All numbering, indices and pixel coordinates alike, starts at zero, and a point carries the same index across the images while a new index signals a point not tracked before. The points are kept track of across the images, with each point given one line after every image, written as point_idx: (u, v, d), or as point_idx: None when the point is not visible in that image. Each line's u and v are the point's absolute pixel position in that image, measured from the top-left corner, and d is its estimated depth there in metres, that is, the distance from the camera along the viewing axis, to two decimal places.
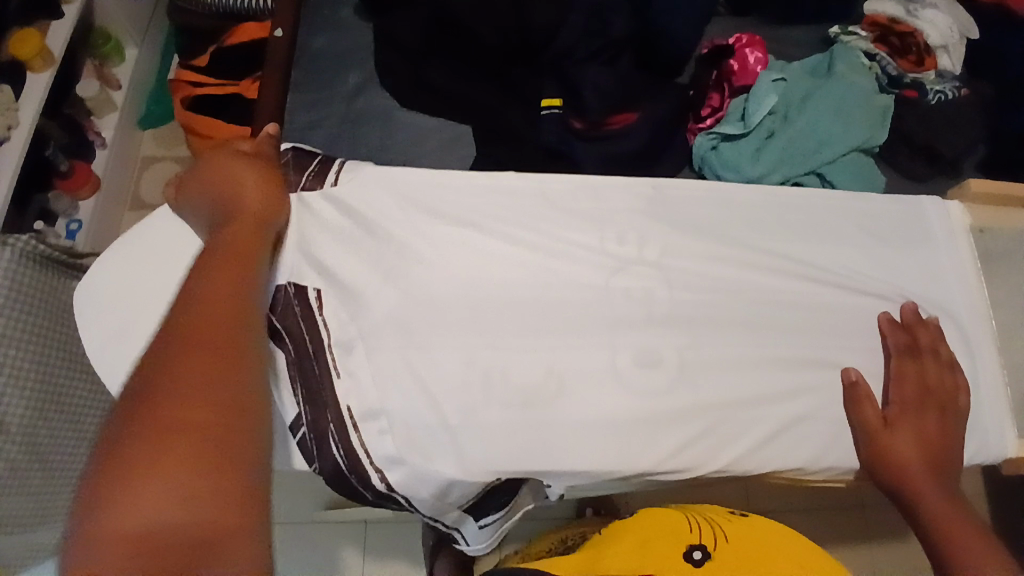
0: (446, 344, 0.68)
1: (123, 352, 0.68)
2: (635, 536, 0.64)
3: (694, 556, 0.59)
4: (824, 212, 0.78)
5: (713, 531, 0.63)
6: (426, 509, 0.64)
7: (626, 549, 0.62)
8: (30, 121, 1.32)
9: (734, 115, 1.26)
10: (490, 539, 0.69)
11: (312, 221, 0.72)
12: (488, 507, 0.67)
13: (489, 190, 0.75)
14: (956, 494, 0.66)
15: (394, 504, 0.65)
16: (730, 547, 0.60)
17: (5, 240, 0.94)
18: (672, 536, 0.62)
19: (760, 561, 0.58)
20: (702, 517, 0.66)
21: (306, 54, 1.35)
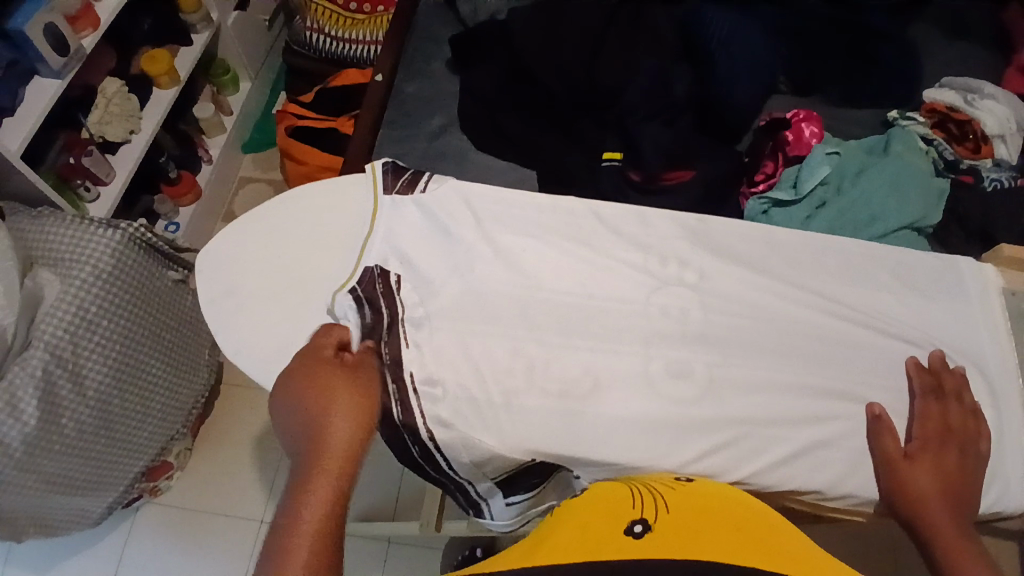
0: (498, 333, 0.74)
1: (224, 310, 0.76)
2: (583, 509, 0.59)
3: (634, 528, 0.54)
4: (864, 260, 0.83)
5: (655, 503, 0.59)
6: (463, 472, 0.69)
7: (570, 520, 0.58)
8: (148, 129, 1.53)
9: (787, 181, 1.32)
10: (513, 517, 0.74)
11: (400, 215, 0.80)
12: (518, 486, 0.71)
13: (550, 208, 0.83)
14: (972, 530, 0.64)
15: (436, 469, 0.69)
16: (670, 518, 0.55)
17: (118, 225, 1.22)
18: (612, 512, 0.58)
19: (702, 530, 0.53)
20: (649, 487, 0.64)
21: (397, 97, 1.52)
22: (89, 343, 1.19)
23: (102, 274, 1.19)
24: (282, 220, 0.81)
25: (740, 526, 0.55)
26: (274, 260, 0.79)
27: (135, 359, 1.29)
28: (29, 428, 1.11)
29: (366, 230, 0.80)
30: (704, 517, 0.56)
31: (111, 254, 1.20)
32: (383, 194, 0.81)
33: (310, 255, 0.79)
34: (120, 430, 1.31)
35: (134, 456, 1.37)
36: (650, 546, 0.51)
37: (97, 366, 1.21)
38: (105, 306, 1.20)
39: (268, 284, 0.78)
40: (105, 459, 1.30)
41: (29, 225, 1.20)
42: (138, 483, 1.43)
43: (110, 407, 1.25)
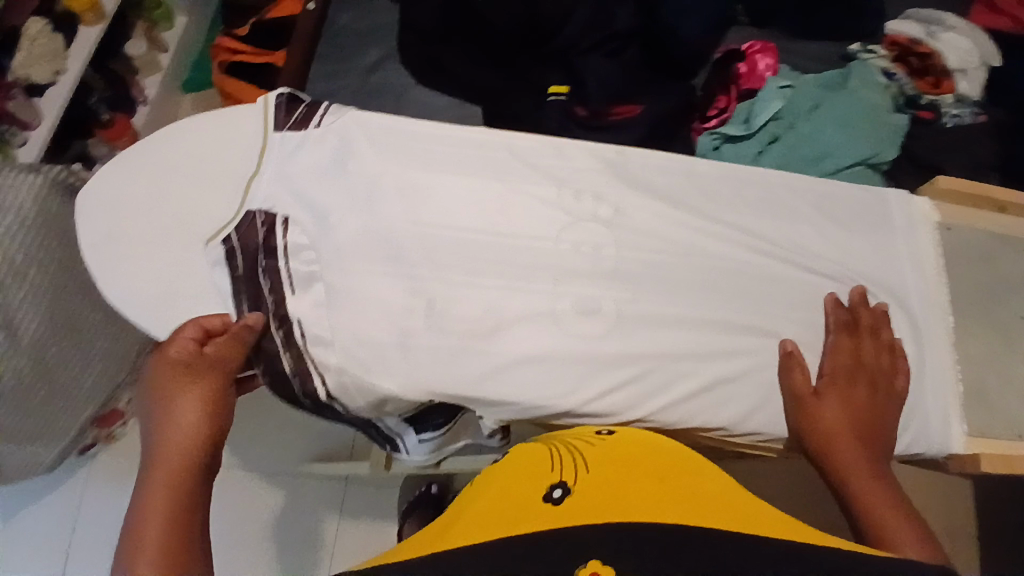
0: (395, 274, 0.70)
1: (106, 254, 0.72)
2: (507, 478, 0.61)
3: (553, 495, 0.53)
4: (788, 193, 0.80)
5: (574, 462, 0.59)
6: (363, 413, 0.68)
7: (498, 490, 0.59)
8: (77, 68, 1.43)
9: (739, 116, 1.28)
10: (429, 450, 0.77)
11: (292, 154, 0.74)
12: (427, 424, 0.73)
13: (461, 142, 0.76)
14: (881, 463, 0.64)
15: (334, 412, 0.70)
16: (589, 478, 0.55)
17: (40, 168, 1.11)
18: (533, 482, 0.58)
19: (619, 482, 0.54)
20: (569, 445, 0.64)
21: (331, 29, 1.45)
22: (18, 289, 1.14)
23: (25, 222, 1.11)
24: (171, 155, 0.76)
25: (658, 476, 0.55)
26: (158, 199, 0.74)
27: (73, 307, 1.22)
28: None
29: (255, 167, 0.74)
30: (622, 468, 0.56)
31: (34, 202, 1.11)
32: (275, 131, 0.75)
33: (199, 194, 0.74)
34: (62, 379, 1.27)
35: (81, 408, 1.33)
36: (566, 510, 0.50)
37: (27, 313, 1.16)
38: (29, 253, 1.13)
39: (156, 223, 0.73)
40: (49, 407, 1.28)
41: None
42: (92, 429, 1.40)
43: (46, 354, 1.21)
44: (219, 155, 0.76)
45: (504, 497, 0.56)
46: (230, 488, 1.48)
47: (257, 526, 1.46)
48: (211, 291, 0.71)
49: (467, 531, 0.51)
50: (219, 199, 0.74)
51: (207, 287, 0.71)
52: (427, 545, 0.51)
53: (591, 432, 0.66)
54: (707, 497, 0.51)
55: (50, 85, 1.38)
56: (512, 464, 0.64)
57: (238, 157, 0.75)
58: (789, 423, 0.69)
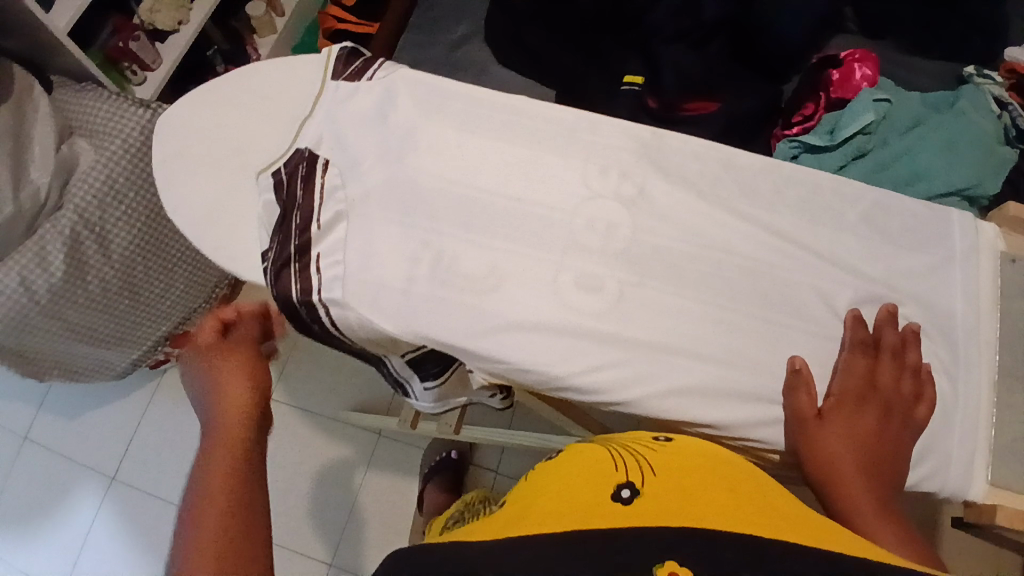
0: (409, 224, 0.72)
1: (173, 171, 0.80)
2: (569, 470, 0.57)
3: (623, 494, 0.51)
4: (831, 197, 0.76)
5: (639, 464, 0.55)
6: (366, 346, 0.73)
7: (561, 480, 0.56)
8: (197, 21, 1.56)
9: (823, 126, 1.18)
10: (433, 399, 0.82)
11: (339, 101, 0.79)
12: (429, 374, 0.77)
13: (500, 107, 0.78)
14: (891, 500, 0.58)
15: (337, 340, 0.74)
16: (659, 481, 0.53)
17: (151, 105, 1.26)
18: (597, 476, 0.54)
19: (691, 493, 0.50)
20: (629, 448, 0.60)
21: (426, 3, 1.49)
22: (117, 211, 1.25)
23: (132, 153, 1.24)
24: (241, 91, 0.82)
25: (731, 487, 0.52)
26: (221, 127, 0.81)
27: (161, 233, 1.36)
28: (55, 281, 1.20)
29: (308, 111, 0.79)
30: (687, 476, 0.53)
31: (142, 135, 1.25)
32: (332, 79, 0.80)
33: (257, 128, 0.80)
34: (143, 295, 1.41)
35: (156, 320, 1.48)
36: (639, 514, 0.48)
37: (123, 235, 1.29)
38: (131, 180, 1.26)
39: (215, 149, 0.80)
40: (129, 319, 1.42)
41: (75, 98, 1.27)
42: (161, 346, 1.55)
43: (133, 272, 1.35)
44: (278, 96, 0.81)
45: (567, 489, 0.53)
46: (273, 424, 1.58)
47: (292, 461, 1.56)
48: (254, 215, 0.78)
49: (545, 526, 0.49)
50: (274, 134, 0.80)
51: (250, 213, 0.78)
52: (503, 533, 0.50)
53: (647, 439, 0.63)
54: (785, 515, 0.49)
55: (172, 33, 1.52)
56: (568, 461, 0.60)
57: (294, 97, 0.81)
58: (792, 446, 0.65)
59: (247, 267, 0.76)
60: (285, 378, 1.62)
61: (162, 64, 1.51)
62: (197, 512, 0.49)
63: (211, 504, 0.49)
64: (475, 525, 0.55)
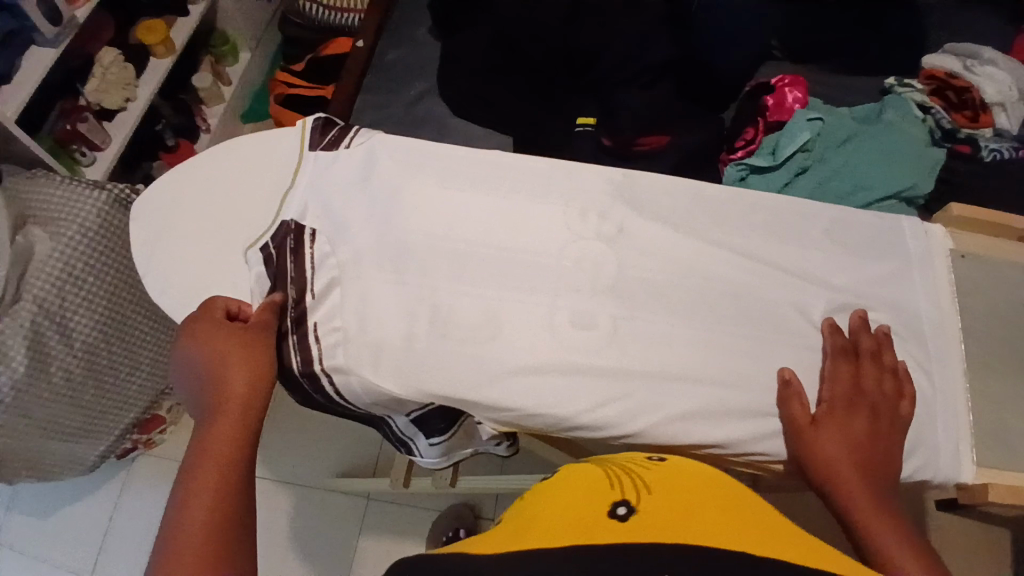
0: (403, 282, 0.75)
1: (161, 254, 0.81)
2: (563, 490, 0.60)
3: (619, 511, 0.54)
4: (794, 215, 0.81)
5: (634, 483, 0.58)
6: (370, 410, 0.74)
7: (554, 500, 0.58)
8: (145, 97, 1.56)
9: (765, 148, 1.25)
10: (440, 455, 0.81)
11: (319, 171, 0.81)
12: (434, 429, 0.77)
13: (476, 161, 0.82)
14: (885, 492, 0.62)
15: (342, 406, 0.74)
16: (654, 499, 0.55)
17: (105, 186, 1.24)
18: (594, 492, 0.57)
19: (684, 508, 0.53)
20: (621, 467, 0.63)
21: (380, 65, 1.54)
22: (76, 296, 1.22)
23: (88, 236, 1.22)
24: (220, 171, 0.85)
25: (727, 506, 0.55)
26: (206, 208, 0.83)
27: (125, 313, 1.32)
28: (16, 375, 1.17)
29: (289, 183, 0.82)
30: (684, 494, 0.56)
31: (97, 216, 1.23)
32: (309, 150, 0.83)
33: (241, 203, 0.83)
34: (111, 380, 1.36)
35: (128, 404, 1.43)
36: (636, 527, 0.50)
37: (85, 320, 1.25)
38: (89, 262, 1.23)
39: (201, 228, 0.82)
40: (98, 406, 1.37)
41: (25, 186, 1.24)
42: (133, 431, 1.49)
43: (98, 357, 1.30)
44: (258, 170, 0.84)
45: (567, 505, 0.56)
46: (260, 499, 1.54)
47: (286, 532, 1.51)
48: (244, 290, 0.78)
49: (544, 538, 0.50)
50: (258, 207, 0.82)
51: (239, 291, 0.78)
52: (502, 544, 0.51)
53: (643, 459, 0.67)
54: (767, 524, 0.53)
55: (120, 111, 1.52)
56: (565, 477, 0.63)
57: (273, 170, 0.84)
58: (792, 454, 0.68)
59: None
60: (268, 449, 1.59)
61: (111, 143, 1.50)
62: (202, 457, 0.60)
63: (200, 493, 0.57)
64: (476, 539, 0.56)
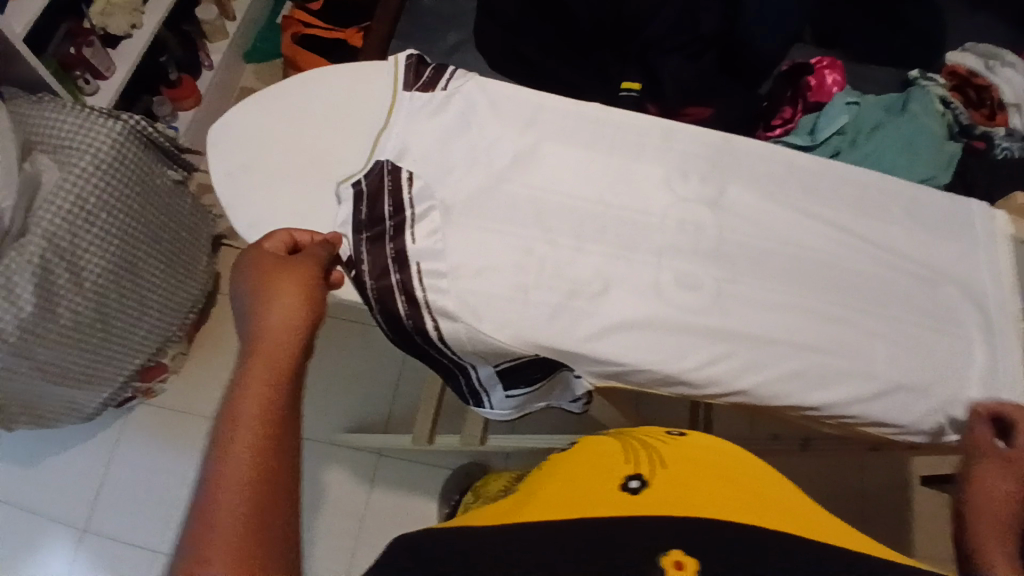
0: (504, 233, 0.72)
1: (241, 188, 0.74)
2: (577, 468, 0.64)
3: (631, 485, 0.57)
4: (880, 193, 0.82)
5: (648, 457, 0.63)
6: (468, 358, 0.71)
7: (571, 477, 0.62)
8: (152, 24, 1.44)
9: (804, 128, 1.29)
10: (513, 409, 0.75)
11: (409, 108, 0.76)
12: (520, 379, 0.72)
13: (576, 116, 0.79)
14: None
15: (438, 355, 0.71)
16: (666, 475, 0.59)
17: (121, 115, 1.13)
18: (606, 469, 0.62)
19: (692, 484, 0.57)
20: (641, 442, 0.67)
21: (414, 11, 1.46)
22: (89, 233, 1.12)
23: (103, 166, 1.11)
24: (298, 103, 0.78)
25: (738, 480, 0.59)
26: (287, 142, 0.76)
27: (135, 252, 1.23)
28: (24, 314, 1.05)
29: (383, 123, 0.76)
30: (695, 470, 0.60)
31: (112, 146, 1.12)
32: (404, 91, 0.77)
33: (328, 139, 0.76)
34: (117, 325, 1.27)
35: (131, 351, 1.34)
36: (640, 499, 0.55)
37: (95, 258, 1.15)
38: (103, 196, 1.13)
39: (285, 162, 0.75)
40: (102, 353, 1.27)
41: (29, 110, 1.12)
42: (134, 379, 1.40)
43: (107, 299, 1.20)
44: (340, 105, 0.78)
45: (578, 480, 0.61)
46: None
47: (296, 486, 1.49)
48: (330, 228, 0.71)
49: (546, 510, 0.55)
50: (340, 144, 0.76)
51: (328, 228, 0.71)
52: (505, 515, 0.57)
53: (662, 433, 0.70)
54: (781, 503, 0.56)
55: (126, 38, 1.41)
56: (587, 451, 0.69)
57: (357, 102, 0.78)
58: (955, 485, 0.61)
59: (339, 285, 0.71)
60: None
61: (116, 72, 1.39)
62: (238, 423, 0.46)
63: (231, 475, 0.44)
64: (496, 507, 0.62)
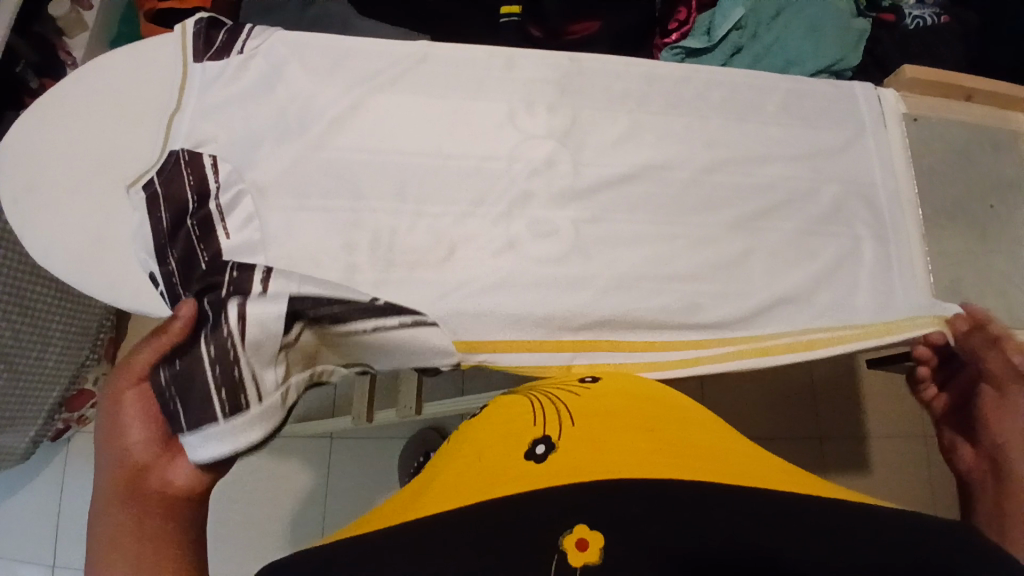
0: (328, 208, 0.66)
1: (33, 207, 0.68)
2: (478, 438, 0.54)
3: (536, 451, 0.47)
4: (749, 92, 0.75)
5: (556, 414, 0.52)
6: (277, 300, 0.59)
7: (471, 452, 0.51)
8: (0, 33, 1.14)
9: (699, 30, 1.19)
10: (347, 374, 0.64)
11: (201, 84, 0.69)
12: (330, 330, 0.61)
13: (402, 58, 0.71)
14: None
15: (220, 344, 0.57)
16: (576, 431, 0.48)
17: None
18: (509, 435, 0.51)
19: (611, 434, 0.47)
20: (550, 396, 0.57)
21: None
22: None
23: None
24: (86, 100, 0.72)
25: (663, 425, 0.49)
26: (74, 146, 0.70)
27: (22, 287, 1.08)
28: None
29: (175, 102, 0.69)
30: (614, 420, 0.50)
31: None
32: (194, 62, 0.70)
33: (120, 136, 0.70)
34: (21, 362, 1.14)
35: (45, 388, 1.22)
36: (548, 466, 0.44)
37: None
38: None
39: (77, 169, 0.69)
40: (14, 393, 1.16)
41: None
42: (62, 407, 1.30)
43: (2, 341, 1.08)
44: (128, 95, 0.71)
45: (477, 453, 0.50)
46: None
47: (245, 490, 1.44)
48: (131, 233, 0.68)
49: (442, 499, 0.44)
50: (135, 138, 0.70)
51: (129, 232, 0.68)
52: (388, 515, 0.45)
53: (573, 382, 0.60)
54: (723, 450, 0.46)
55: None
56: (490, 419, 0.58)
57: (149, 87, 0.72)
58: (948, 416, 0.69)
59: (153, 300, 0.67)
60: None
61: None
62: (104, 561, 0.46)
63: None
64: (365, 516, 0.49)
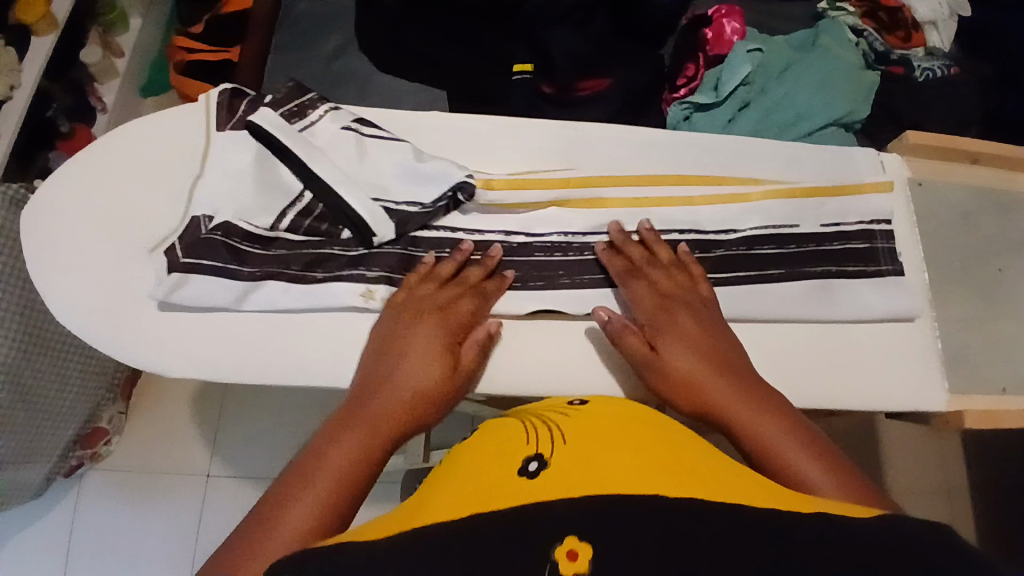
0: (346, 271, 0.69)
1: (55, 270, 0.70)
2: (474, 450, 0.52)
3: (529, 468, 0.46)
4: (752, 156, 0.77)
5: (548, 432, 0.50)
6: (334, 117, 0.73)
7: (468, 463, 0.50)
8: (31, 81, 1.17)
9: (706, 84, 1.17)
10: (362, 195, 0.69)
11: (221, 151, 0.70)
12: (365, 141, 0.72)
13: (414, 125, 0.75)
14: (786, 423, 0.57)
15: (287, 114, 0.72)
16: (568, 450, 0.47)
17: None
18: (503, 453, 0.49)
19: (594, 454, 0.46)
20: (539, 416, 0.55)
21: (290, 17, 1.30)
22: None
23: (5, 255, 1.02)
24: (112, 166, 0.74)
25: (644, 446, 0.47)
26: (99, 212, 0.72)
27: (44, 324, 1.11)
28: None
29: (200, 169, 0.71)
30: (602, 437, 0.48)
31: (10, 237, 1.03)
32: (217, 130, 0.72)
33: (144, 200, 0.73)
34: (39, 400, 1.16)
35: (61, 425, 1.23)
36: (546, 485, 0.43)
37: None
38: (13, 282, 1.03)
39: (103, 233, 0.71)
40: (32, 429, 1.17)
41: None
42: (73, 445, 1.30)
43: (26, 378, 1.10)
44: (152, 163, 0.74)
45: (472, 466, 0.49)
46: (220, 500, 1.36)
47: None
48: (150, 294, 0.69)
49: (441, 505, 0.44)
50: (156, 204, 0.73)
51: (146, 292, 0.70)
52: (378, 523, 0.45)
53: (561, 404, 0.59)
54: (711, 472, 0.45)
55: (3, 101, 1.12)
56: (480, 439, 0.55)
57: (172, 154, 0.75)
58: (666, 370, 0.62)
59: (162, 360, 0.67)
60: (221, 446, 1.40)
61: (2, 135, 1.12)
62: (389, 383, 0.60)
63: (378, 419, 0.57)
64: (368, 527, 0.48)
